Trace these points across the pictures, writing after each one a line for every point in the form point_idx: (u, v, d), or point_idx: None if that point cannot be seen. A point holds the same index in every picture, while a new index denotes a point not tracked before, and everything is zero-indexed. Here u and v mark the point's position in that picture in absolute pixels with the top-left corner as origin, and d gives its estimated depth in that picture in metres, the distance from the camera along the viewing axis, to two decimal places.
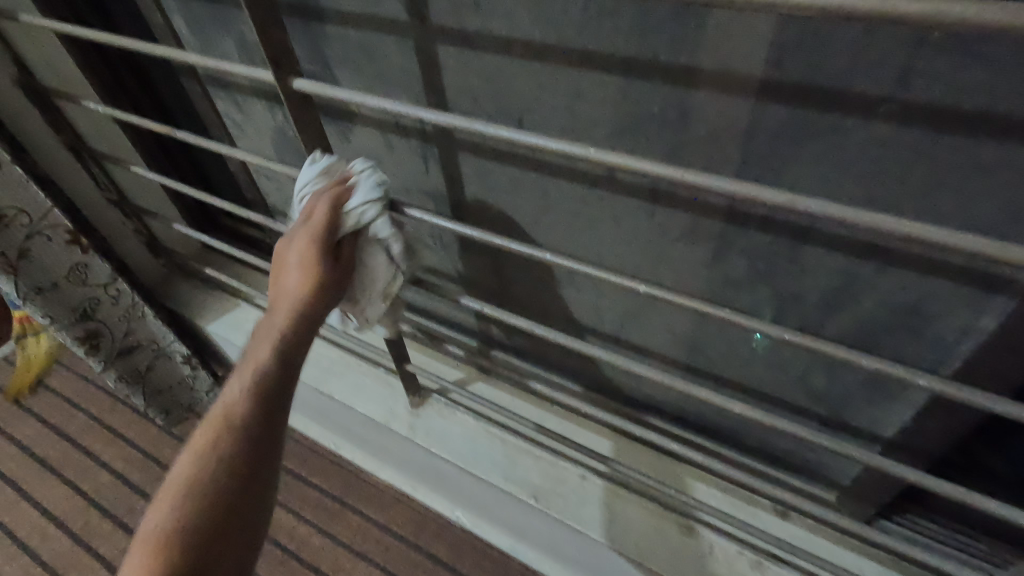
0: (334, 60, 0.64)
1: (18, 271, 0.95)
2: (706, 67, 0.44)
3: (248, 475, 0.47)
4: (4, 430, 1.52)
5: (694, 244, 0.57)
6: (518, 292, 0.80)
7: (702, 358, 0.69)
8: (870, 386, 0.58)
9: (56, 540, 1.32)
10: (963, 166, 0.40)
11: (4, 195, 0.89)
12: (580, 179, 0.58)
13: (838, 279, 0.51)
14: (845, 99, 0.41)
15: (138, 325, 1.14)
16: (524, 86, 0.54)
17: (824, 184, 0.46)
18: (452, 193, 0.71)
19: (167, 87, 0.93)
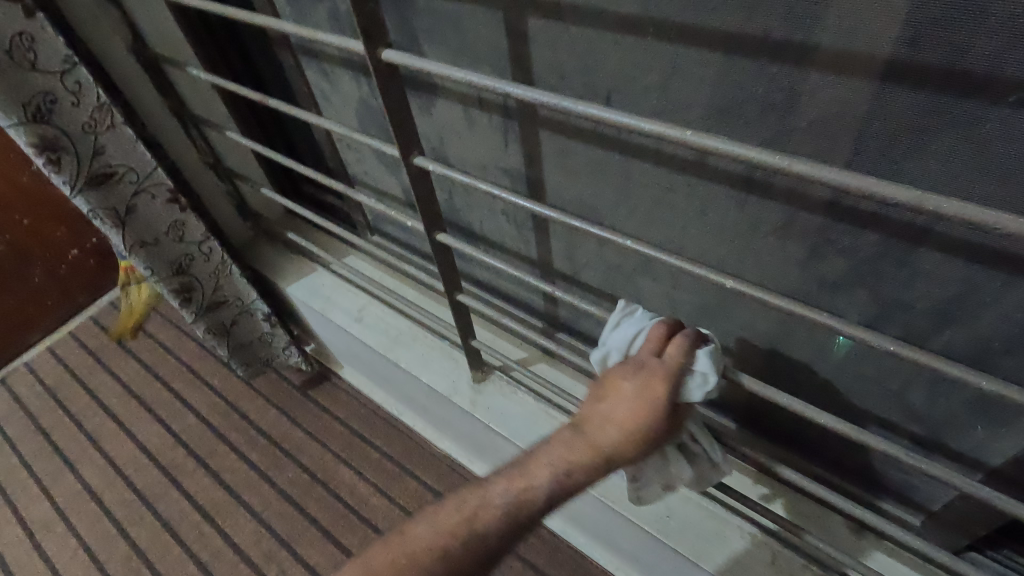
0: (422, 33, 0.64)
1: (126, 226, 1.02)
2: (824, 44, 0.40)
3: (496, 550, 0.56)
4: (109, 366, 1.69)
5: (788, 238, 0.53)
6: (589, 278, 0.78)
7: (782, 360, 0.65)
8: (977, 408, 0.53)
9: (147, 470, 1.45)
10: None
11: (117, 154, 0.96)
12: (667, 163, 0.55)
13: (957, 287, 0.46)
14: (989, 84, 0.36)
15: (226, 281, 1.21)
16: (616, 63, 0.52)
17: (951, 182, 0.41)
18: (530, 171, 0.70)
19: (260, 56, 0.97)
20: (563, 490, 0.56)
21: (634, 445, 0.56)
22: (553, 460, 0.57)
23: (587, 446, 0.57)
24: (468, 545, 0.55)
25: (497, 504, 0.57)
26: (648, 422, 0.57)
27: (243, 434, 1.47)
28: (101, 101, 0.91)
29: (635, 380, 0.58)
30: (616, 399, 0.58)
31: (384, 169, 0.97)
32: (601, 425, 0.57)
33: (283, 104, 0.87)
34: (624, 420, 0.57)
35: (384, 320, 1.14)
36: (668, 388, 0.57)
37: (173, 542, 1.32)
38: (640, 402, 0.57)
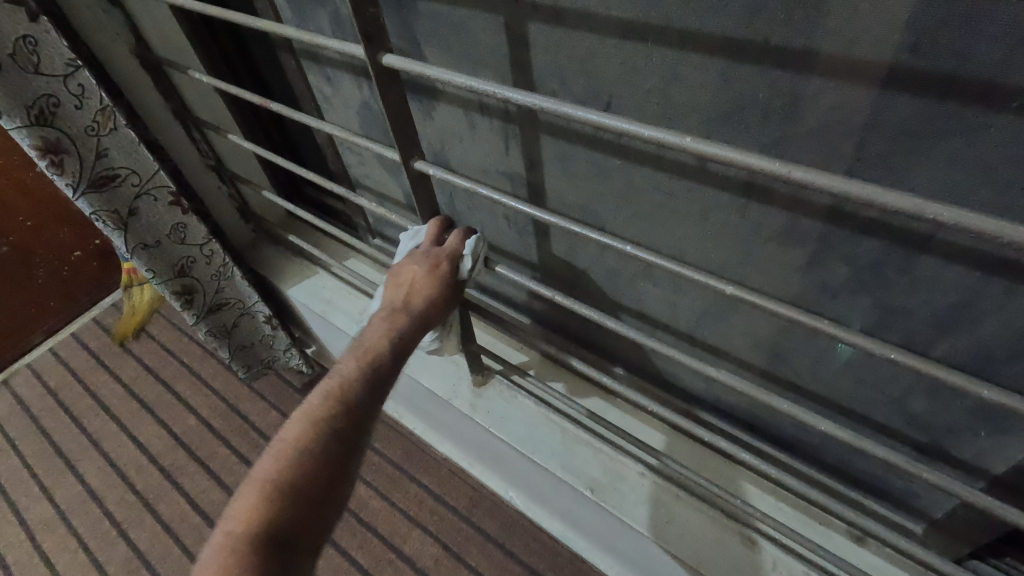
0: (422, 37, 0.64)
1: (128, 228, 1.02)
2: (826, 51, 0.40)
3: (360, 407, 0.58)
4: (110, 368, 1.70)
5: (790, 245, 0.53)
6: (589, 282, 0.78)
7: (783, 366, 0.65)
8: (980, 416, 0.52)
9: (148, 472, 1.45)
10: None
11: (120, 156, 0.96)
12: (668, 168, 0.55)
13: (960, 295, 0.45)
14: (991, 92, 0.35)
15: (227, 283, 1.21)
16: (617, 68, 0.52)
17: (953, 189, 0.41)
18: (530, 176, 0.70)
19: (262, 60, 0.97)
20: (398, 345, 0.63)
21: (439, 300, 0.67)
22: (380, 330, 0.64)
23: (396, 314, 0.65)
24: (336, 410, 0.57)
25: (349, 373, 0.60)
26: (441, 284, 0.67)
27: (243, 436, 1.47)
28: (103, 104, 0.91)
29: (416, 262, 0.69)
30: (408, 280, 0.67)
31: (385, 172, 0.97)
32: (402, 296, 0.66)
33: (285, 107, 0.87)
34: (427, 285, 0.66)
35: None
36: (449, 261, 0.68)
37: (173, 544, 1.32)
38: (428, 275, 0.67)
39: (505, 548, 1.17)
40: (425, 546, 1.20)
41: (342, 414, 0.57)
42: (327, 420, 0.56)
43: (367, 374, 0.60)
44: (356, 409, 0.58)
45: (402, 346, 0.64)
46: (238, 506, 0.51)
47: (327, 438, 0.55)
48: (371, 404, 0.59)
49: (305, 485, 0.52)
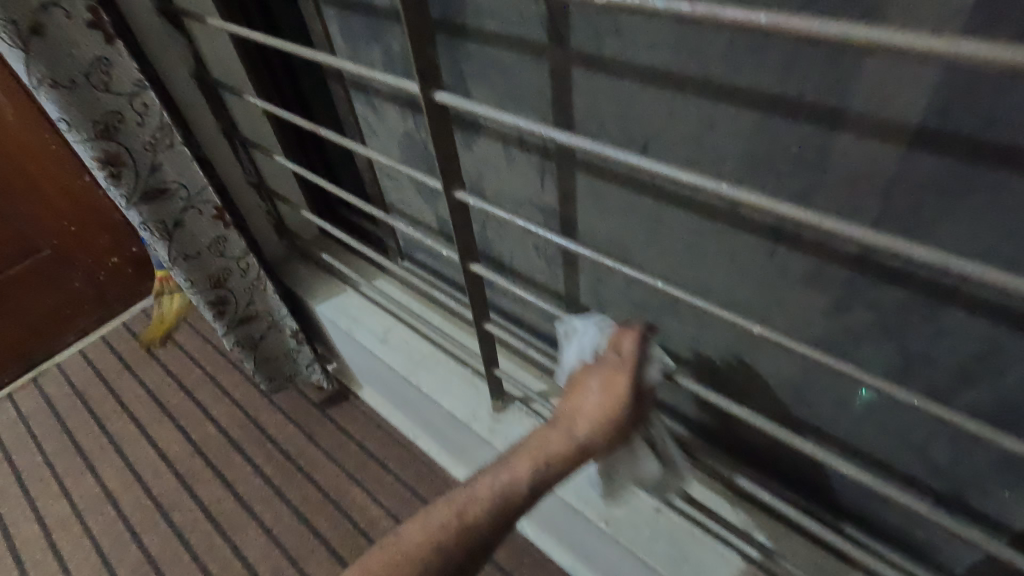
0: (470, 76, 0.68)
1: (172, 239, 1.07)
2: (856, 109, 0.42)
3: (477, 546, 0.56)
4: (136, 372, 1.74)
5: (814, 288, 0.55)
6: (614, 314, 0.80)
7: (804, 407, 0.66)
8: (1001, 468, 0.53)
9: (164, 477, 1.47)
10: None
11: (172, 171, 1.02)
12: (698, 209, 0.58)
13: (982, 345, 0.47)
14: (1015, 156, 0.38)
15: (259, 297, 1.25)
16: (655, 114, 0.55)
17: (975, 244, 0.43)
18: (563, 210, 0.73)
19: (312, 87, 1.02)
20: (540, 484, 0.58)
21: (610, 432, 0.61)
22: (534, 452, 0.60)
23: (559, 439, 0.60)
24: (453, 536, 0.55)
25: (485, 493, 0.58)
26: (616, 417, 0.61)
27: (260, 447, 1.50)
28: (163, 122, 0.97)
29: (598, 375, 0.64)
30: (580, 394, 0.63)
31: (420, 198, 1.01)
32: (571, 414, 0.62)
33: (332, 133, 0.92)
34: (599, 411, 0.61)
35: (409, 343, 1.17)
36: (629, 381, 0.62)
37: (184, 551, 1.33)
38: (604, 397, 0.62)
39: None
40: None
41: (460, 544, 0.55)
42: (441, 545, 0.55)
43: (497, 507, 0.57)
44: (474, 545, 0.56)
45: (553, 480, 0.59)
46: None
47: (433, 564, 0.54)
48: (491, 540, 0.57)
49: None
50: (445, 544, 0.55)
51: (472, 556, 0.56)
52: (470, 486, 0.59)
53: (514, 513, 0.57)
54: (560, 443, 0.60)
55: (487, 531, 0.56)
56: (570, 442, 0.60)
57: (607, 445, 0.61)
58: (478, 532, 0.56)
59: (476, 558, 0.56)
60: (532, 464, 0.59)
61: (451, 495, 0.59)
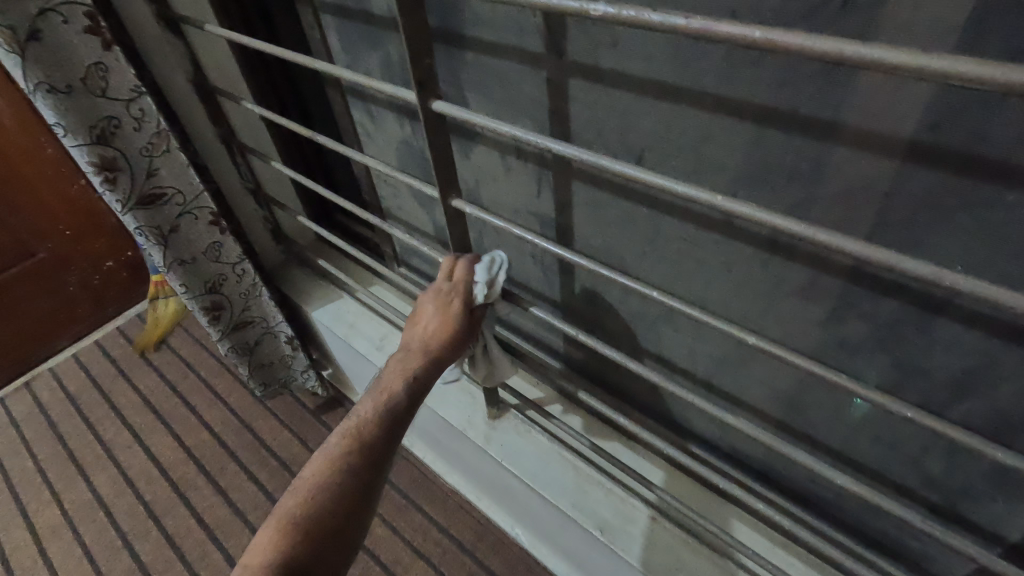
0: (468, 85, 0.68)
1: (168, 244, 1.07)
2: (851, 124, 0.43)
3: (375, 450, 0.60)
4: (129, 377, 1.73)
5: (810, 300, 0.55)
6: (610, 323, 0.80)
7: (800, 418, 0.66)
8: (997, 481, 0.53)
9: (157, 483, 1.46)
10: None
11: (168, 176, 1.01)
12: (694, 220, 0.58)
13: (977, 359, 0.47)
14: (1008, 173, 0.38)
15: (254, 302, 1.25)
16: (652, 125, 0.55)
17: (970, 258, 0.43)
18: (560, 218, 0.73)
19: (310, 94, 1.03)
20: (414, 384, 0.65)
21: (453, 331, 0.69)
22: (398, 370, 0.67)
23: (414, 353, 0.68)
24: (351, 448, 0.59)
25: (368, 413, 0.62)
26: (454, 321, 0.69)
27: (254, 453, 1.49)
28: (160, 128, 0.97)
29: (432, 300, 0.71)
30: (421, 317, 0.71)
31: (417, 205, 1.01)
32: (417, 331, 0.70)
33: (329, 139, 0.92)
34: (438, 323, 0.69)
35: None
36: (462, 291, 0.70)
37: (175, 557, 1.32)
38: (440, 312, 0.70)
39: None
40: None
41: (358, 452, 0.59)
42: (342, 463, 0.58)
43: (380, 416, 0.62)
44: (372, 450, 0.60)
45: (421, 383, 0.66)
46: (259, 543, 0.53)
47: (343, 476, 0.57)
48: (387, 442, 0.61)
49: (321, 523, 0.54)
50: (348, 457, 0.58)
51: (376, 458, 0.60)
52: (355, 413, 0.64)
53: (395, 417, 0.63)
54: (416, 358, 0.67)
55: (380, 434, 0.61)
56: (422, 348, 0.68)
57: (454, 341, 0.70)
58: (373, 439, 0.60)
59: (381, 460, 0.60)
60: (397, 377, 0.66)
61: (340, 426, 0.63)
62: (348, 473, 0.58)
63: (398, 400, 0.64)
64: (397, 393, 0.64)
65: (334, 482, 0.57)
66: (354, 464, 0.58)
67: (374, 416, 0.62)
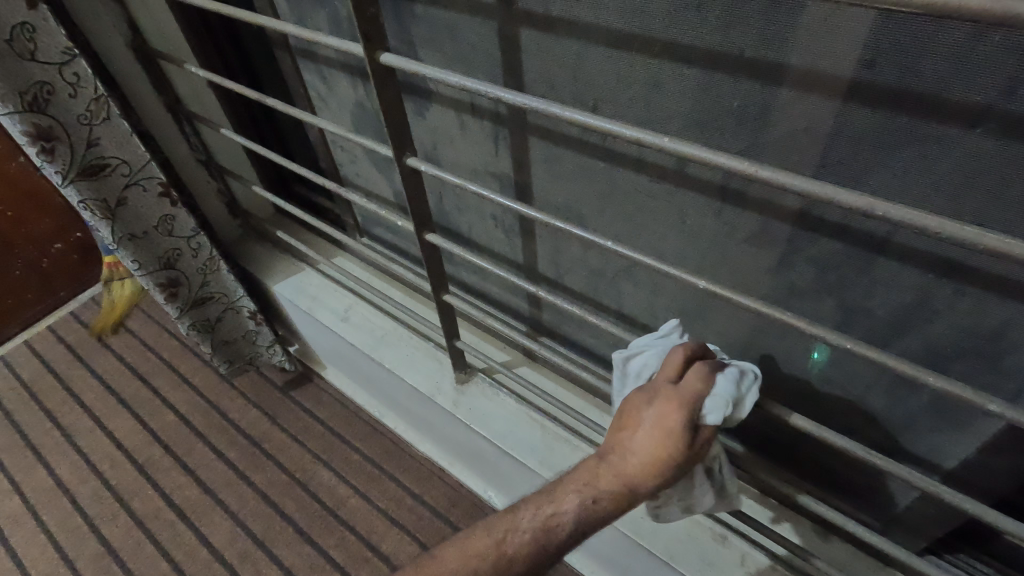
0: (419, 39, 0.67)
1: (115, 218, 1.03)
2: (794, 63, 0.43)
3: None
4: (87, 361, 1.68)
5: (760, 246, 0.56)
6: (572, 282, 0.81)
7: (754, 364, 0.68)
8: (934, 411, 0.56)
9: (122, 467, 1.43)
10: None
11: (111, 146, 0.97)
12: (648, 171, 0.59)
13: (913, 295, 0.49)
14: (940, 106, 0.39)
15: (213, 277, 1.21)
16: (603, 74, 0.55)
17: (905, 193, 0.44)
18: (518, 177, 0.73)
19: (259, 56, 0.99)
20: (583, 523, 0.52)
21: (659, 474, 0.51)
22: (574, 488, 0.53)
23: (602, 475, 0.52)
24: (491, 563, 0.52)
25: (520, 527, 0.53)
26: (670, 455, 0.50)
27: (222, 433, 1.46)
28: (97, 93, 0.92)
29: (656, 408, 0.53)
30: (633, 423, 0.53)
31: (376, 171, 0.99)
32: (615, 445, 0.54)
33: (279, 102, 0.88)
34: (653, 451, 0.51)
35: (370, 320, 1.16)
36: (685, 414, 0.51)
37: (146, 539, 1.30)
38: (661, 431, 0.51)
39: None
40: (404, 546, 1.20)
41: (497, 572, 0.52)
42: (475, 574, 0.52)
43: (540, 545, 0.52)
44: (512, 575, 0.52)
45: (599, 520, 0.51)
46: None
47: None
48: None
49: None
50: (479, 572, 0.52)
51: None
52: (512, 518, 0.54)
53: (552, 549, 0.52)
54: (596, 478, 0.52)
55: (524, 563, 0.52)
56: (613, 480, 0.52)
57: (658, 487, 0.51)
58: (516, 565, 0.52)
59: None
60: (574, 502, 0.52)
61: (493, 520, 0.55)
62: None
63: (563, 537, 0.52)
64: (561, 529, 0.52)
65: None
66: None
67: (527, 536, 0.53)
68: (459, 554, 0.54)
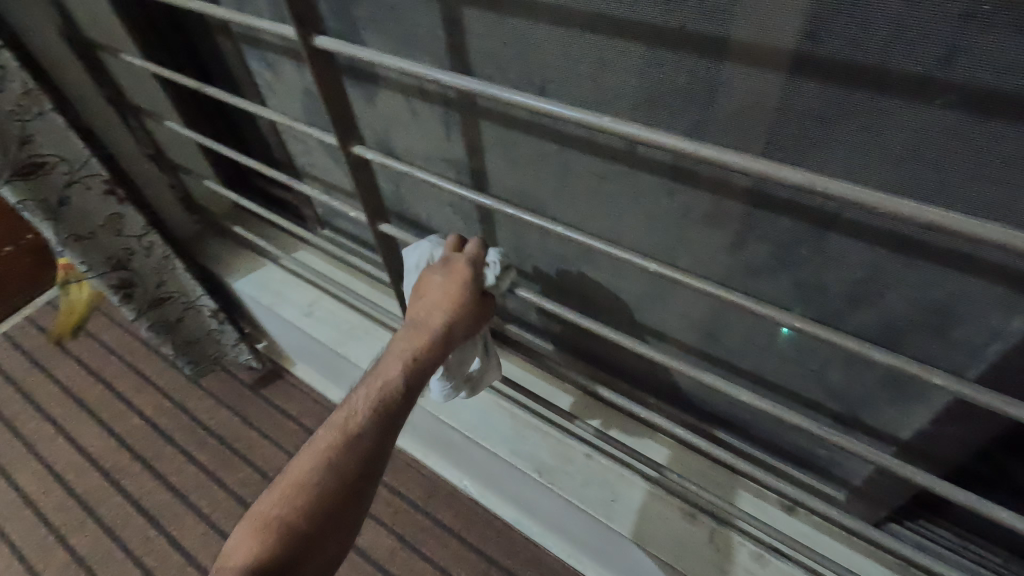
0: (360, 22, 0.64)
1: (58, 218, 0.98)
2: (738, 38, 0.42)
3: (365, 448, 0.53)
4: (46, 368, 1.62)
5: (715, 227, 0.55)
6: (534, 268, 0.79)
7: (716, 345, 0.68)
8: (889, 385, 0.56)
9: (87, 474, 1.39)
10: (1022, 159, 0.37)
11: (47, 143, 0.92)
12: (601, 153, 0.57)
13: (865, 271, 0.49)
14: (882, 78, 0.38)
15: (169, 276, 1.17)
16: (548, 53, 0.53)
17: (852, 170, 0.44)
18: (472, 162, 0.70)
19: (202, 43, 0.94)
20: (416, 371, 0.58)
21: (456, 322, 0.62)
22: (398, 353, 0.59)
23: (419, 333, 0.60)
24: (348, 441, 0.53)
25: (364, 404, 0.55)
26: (465, 302, 0.63)
27: (191, 434, 1.43)
28: (27, 88, 0.87)
29: (438, 274, 0.65)
30: (425, 296, 0.64)
31: (331, 160, 0.96)
32: (420, 311, 0.62)
33: (222, 92, 0.84)
34: (445, 301, 0.62)
35: (335, 313, 1.13)
36: (469, 274, 0.65)
37: (115, 547, 1.27)
38: (447, 286, 0.64)
39: (460, 536, 1.18)
40: (380, 539, 1.20)
41: (352, 444, 0.53)
42: (326, 461, 0.52)
43: (376, 406, 0.55)
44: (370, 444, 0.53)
45: (422, 366, 0.59)
46: (237, 543, 0.49)
47: (334, 474, 0.51)
48: (382, 442, 0.54)
49: (309, 526, 0.49)
50: (338, 453, 0.52)
51: (370, 456, 0.53)
52: (349, 401, 0.56)
53: (394, 408, 0.56)
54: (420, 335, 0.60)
55: (375, 428, 0.54)
56: (428, 330, 0.61)
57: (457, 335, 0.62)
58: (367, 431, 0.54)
59: (372, 459, 0.53)
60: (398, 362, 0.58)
61: (335, 414, 0.56)
62: (344, 468, 0.52)
63: (399, 392, 0.56)
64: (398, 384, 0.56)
65: (319, 479, 0.51)
66: (341, 455, 0.52)
67: (365, 407, 0.55)
68: (310, 454, 0.52)
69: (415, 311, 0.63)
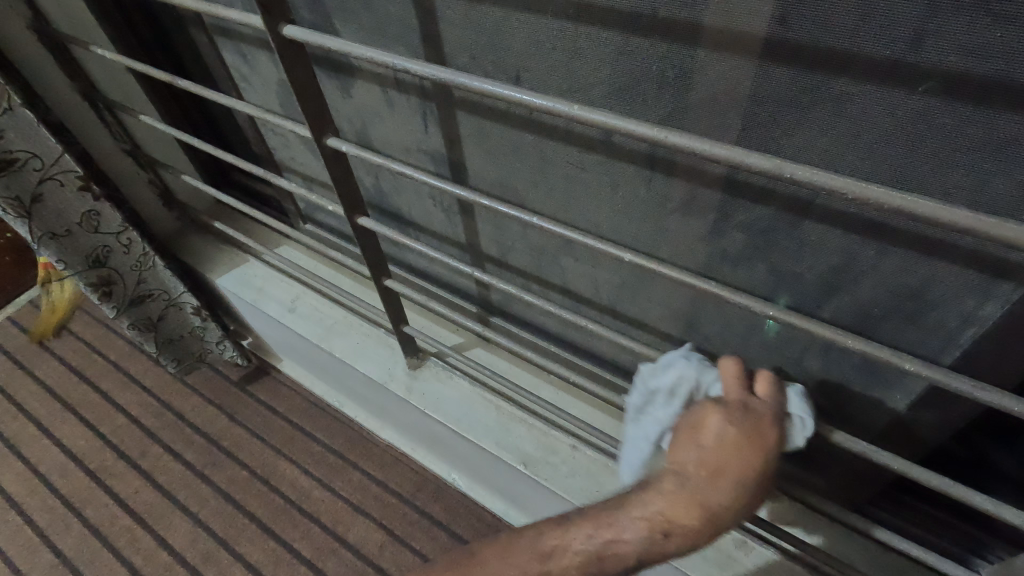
0: (333, 12, 0.63)
1: (32, 216, 0.97)
2: (708, 23, 0.41)
3: None
4: (27, 368, 1.59)
5: (691, 215, 0.55)
6: (516, 260, 0.79)
7: (697, 334, 0.68)
8: (865, 372, 0.56)
9: (72, 475, 1.38)
10: (992, 144, 0.37)
11: (17, 138, 0.89)
12: (577, 142, 0.56)
13: (840, 258, 0.49)
14: (852, 64, 0.38)
15: (150, 274, 1.15)
16: (522, 41, 0.52)
17: (825, 157, 0.43)
18: (451, 154, 0.70)
19: (176, 35, 0.92)
20: (658, 547, 0.48)
21: (732, 504, 0.47)
22: (647, 510, 0.49)
23: (680, 500, 0.48)
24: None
25: (583, 545, 0.50)
26: (754, 480, 0.48)
27: (177, 433, 1.42)
28: None
29: (720, 417, 0.51)
30: (701, 445, 0.50)
31: (311, 154, 0.95)
32: (688, 463, 0.49)
33: (196, 84, 0.83)
34: (736, 474, 0.47)
35: (319, 309, 1.12)
36: (764, 442, 0.49)
37: (101, 548, 1.26)
38: (741, 450, 0.48)
39: (450, 530, 1.18)
40: (369, 534, 1.20)
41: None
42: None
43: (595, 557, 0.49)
44: None
45: (667, 546, 0.48)
46: None
47: None
48: None
49: None
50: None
51: None
52: (572, 531, 0.51)
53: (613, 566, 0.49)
54: (689, 509, 0.47)
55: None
56: (691, 502, 0.47)
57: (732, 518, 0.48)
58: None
59: None
60: (640, 521, 0.49)
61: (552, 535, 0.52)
62: None
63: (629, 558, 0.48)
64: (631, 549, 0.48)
65: None
66: None
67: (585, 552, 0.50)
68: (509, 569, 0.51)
69: (681, 458, 0.50)
